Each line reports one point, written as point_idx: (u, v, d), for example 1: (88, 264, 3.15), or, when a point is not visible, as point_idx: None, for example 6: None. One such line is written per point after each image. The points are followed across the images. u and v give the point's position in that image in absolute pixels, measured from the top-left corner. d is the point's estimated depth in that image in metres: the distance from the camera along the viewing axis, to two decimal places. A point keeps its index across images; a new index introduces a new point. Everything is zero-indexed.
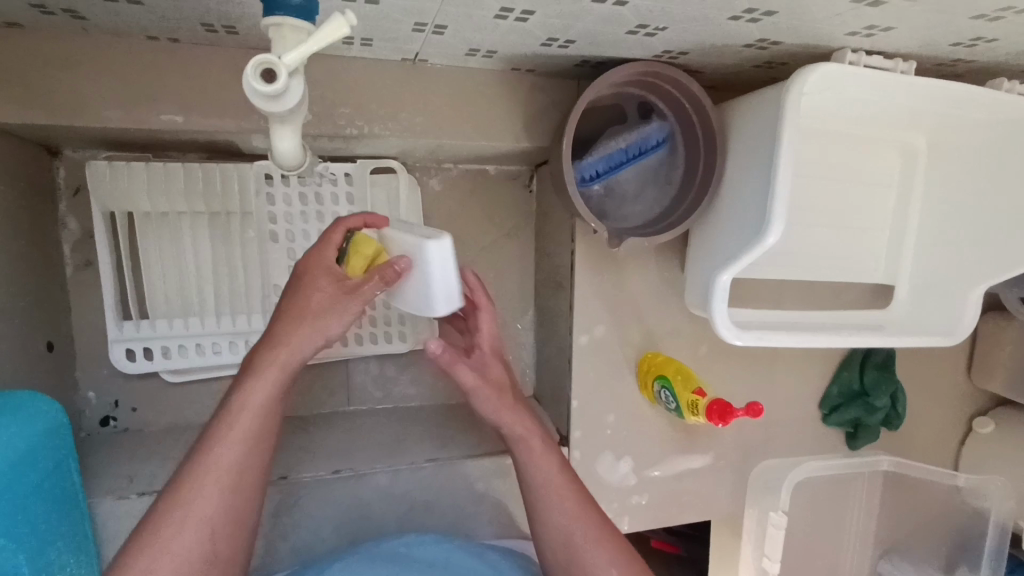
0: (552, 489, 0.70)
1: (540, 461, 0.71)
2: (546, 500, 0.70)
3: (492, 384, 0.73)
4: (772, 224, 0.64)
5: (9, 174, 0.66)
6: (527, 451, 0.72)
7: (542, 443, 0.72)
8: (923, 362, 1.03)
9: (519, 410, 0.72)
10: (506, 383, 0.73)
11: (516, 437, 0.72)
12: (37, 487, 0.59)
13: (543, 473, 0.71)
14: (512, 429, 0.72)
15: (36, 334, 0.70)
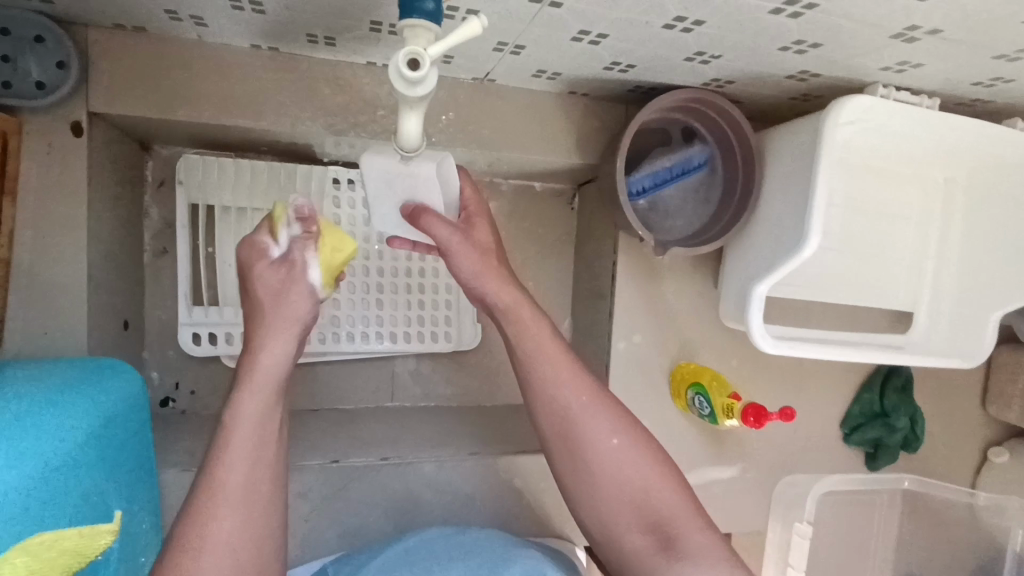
0: (614, 440, 0.68)
1: (584, 403, 0.68)
2: (609, 454, 0.67)
3: (530, 340, 0.69)
4: (810, 237, 0.69)
5: (112, 163, 0.73)
6: (575, 385, 0.69)
7: (590, 385, 0.69)
8: (940, 389, 1.07)
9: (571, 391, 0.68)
10: (552, 335, 0.70)
11: (555, 380, 0.69)
12: (123, 446, 0.63)
13: (600, 429, 0.68)
14: (553, 362, 0.69)
15: (118, 312, 0.76)
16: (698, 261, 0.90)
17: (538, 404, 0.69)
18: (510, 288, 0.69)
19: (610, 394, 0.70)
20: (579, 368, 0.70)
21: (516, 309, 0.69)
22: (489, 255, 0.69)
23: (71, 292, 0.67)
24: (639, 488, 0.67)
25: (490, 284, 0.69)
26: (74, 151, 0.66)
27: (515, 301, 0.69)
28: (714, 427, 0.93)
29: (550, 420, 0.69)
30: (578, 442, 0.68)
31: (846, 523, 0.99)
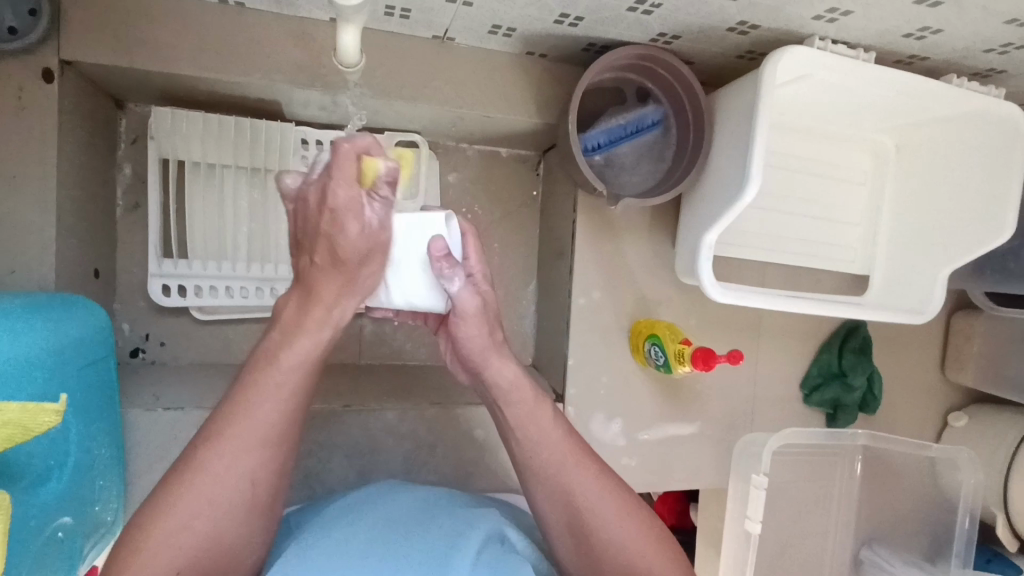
0: (615, 521, 0.66)
1: (590, 491, 0.66)
2: (611, 534, 0.66)
3: (533, 426, 0.68)
4: (750, 182, 0.73)
5: (85, 115, 0.76)
6: (581, 472, 0.67)
7: (597, 468, 0.68)
8: (901, 355, 1.09)
9: (553, 414, 0.68)
10: (558, 424, 0.68)
11: (562, 468, 0.67)
12: (97, 373, 0.66)
13: (602, 507, 0.66)
14: (560, 448, 0.67)
15: (89, 260, 0.79)
16: (656, 220, 0.93)
17: (541, 490, 0.67)
18: (514, 373, 0.67)
19: (612, 476, 0.69)
20: (585, 457, 0.68)
21: (518, 391, 0.68)
22: (495, 330, 0.67)
23: (39, 233, 0.70)
24: (633, 563, 0.65)
25: (492, 365, 0.67)
26: (45, 97, 0.69)
27: (516, 362, 0.68)
28: (674, 384, 0.95)
29: (554, 503, 0.67)
30: (580, 524, 0.66)
31: (806, 483, 1.00)
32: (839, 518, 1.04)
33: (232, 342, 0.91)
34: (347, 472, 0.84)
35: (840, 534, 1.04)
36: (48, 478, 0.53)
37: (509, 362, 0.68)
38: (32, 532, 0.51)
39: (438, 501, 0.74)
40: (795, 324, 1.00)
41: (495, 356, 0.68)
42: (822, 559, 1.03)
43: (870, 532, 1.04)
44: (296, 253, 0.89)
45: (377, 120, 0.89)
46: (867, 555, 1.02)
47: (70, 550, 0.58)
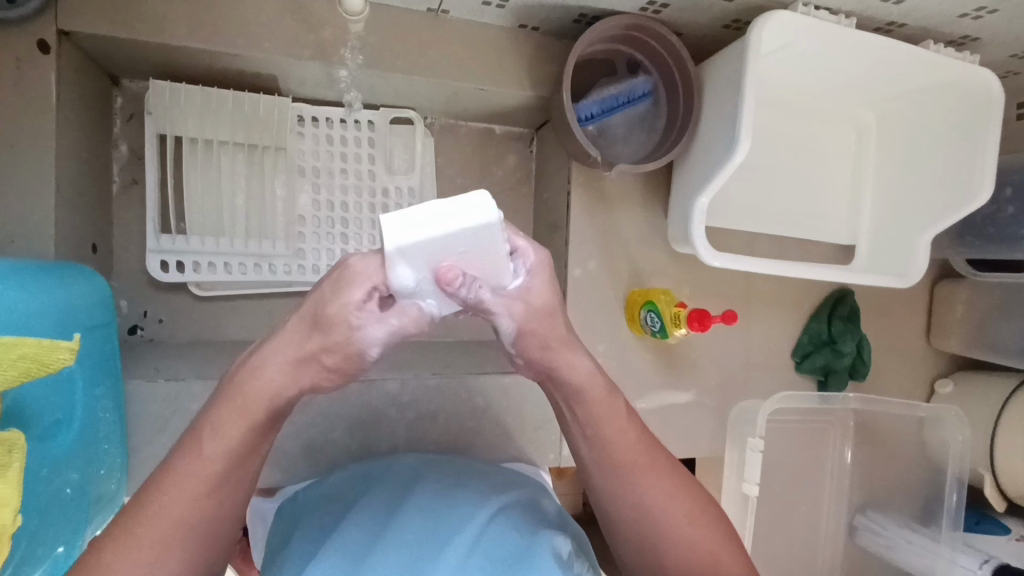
0: (684, 521, 0.64)
1: (656, 492, 0.64)
2: (670, 526, 0.64)
3: (604, 425, 0.64)
4: (738, 145, 0.76)
5: (82, 88, 0.77)
6: (650, 472, 0.65)
7: (667, 468, 0.66)
8: (890, 322, 1.11)
9: (621, 415, 0.65)
10: (628, 420, 0.65)
11: (630, 466, 0.65)
12: (103, 333, 0.66)
13: (674, 507, 0.64)
14: (631, 450, 0.65)
15: (88, 235, 0.79)
16: (648, 192, 0.95)
17: (608, 487, 0.65)
18: (589, 369, 0.62)
19: (678, 475, 0.66)
20: (656, 457, 0.66)
21: (590, 390, 0.63)
22: (558, 329, 0.58)
23: (37, 204, 0.70)
24: (696, 564, 0.63)
25: (566, 360, 0.60)
26: (42, 68, 0.69)
27: (591, 378, 0.62)
28: (669, 353, 0.97)
29: (621, 500, 0.65)
30: (648, 518, 0.64)
31: (799, 448, 1.02)
32: (834, 486, 1.05)
33: (232, 318, 0.91)
34: (349, 444, 0.85)
35: (835, 501, 1.05)
36: (58, 432, 0.54)
37: (578, 353, 0.61)
38: (44, 486, 0.52)
39: (459, 506, 0.68)
40: (785, 293, 1.03)
41: (570, 374, 0.61)
42: (819, 525, 1.04)
43: (864, 499, 1.06)
44: (293, 229, 0.90)
45: (372, 94, 0.90)
46: (861, 521, 1.04)
47: (80, 509, 0.58)
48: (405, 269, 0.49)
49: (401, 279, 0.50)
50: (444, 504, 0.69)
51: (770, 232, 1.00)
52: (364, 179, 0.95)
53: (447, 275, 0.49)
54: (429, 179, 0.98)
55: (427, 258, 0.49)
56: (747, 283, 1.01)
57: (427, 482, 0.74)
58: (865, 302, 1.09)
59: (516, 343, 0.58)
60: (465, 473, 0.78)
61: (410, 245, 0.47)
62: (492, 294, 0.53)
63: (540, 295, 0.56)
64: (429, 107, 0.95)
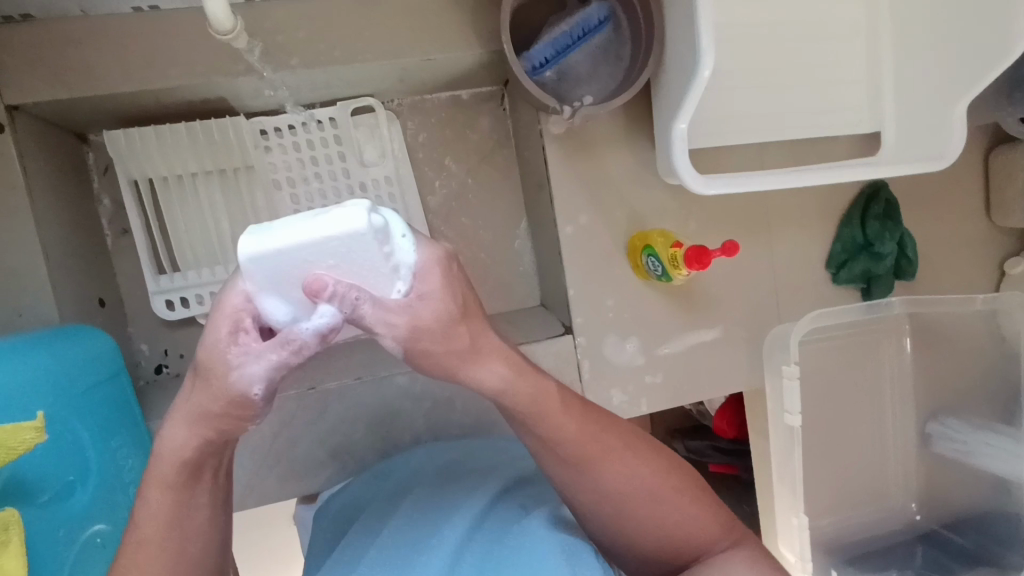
0: (655, 502, 0.60)
1: (616, 479, 0.59)
2: (637, 509, 0.60)
3: (541, 423, 0.56)
4: (702, 57, 0.69)
5: (49, 154, 0.79)
6: (611, 460, 0.58)
7: (623, 448, 0.59)
8: (940, 208, 0.99)
9: (559, 403, 0.56)
10: (574, 407, 0.57)
11: (583, 460, 0.58)
12: (111, 385, 0.69)
13: (649, 496, 0.60)
14: (582, 443, 0.57)
15: (92, 291, 0.83)
16: (630, 127, 0.87)
17: (570, 483, 0.59)
18: (501, 374, 0.53)
19: (639, 448, 0.60)
20: (614, 441, 0.59)
21: (513, 388, 0.54)
22: (455, 340, 0.50)
23: (32, 276, 0.73)
24: (669, 534, 0.61)
25: (473, 368, 0.52)
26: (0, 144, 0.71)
27: (507, 380, 0.53)
28: (686, 292, 0.91)
29: (581, 494, 0.59)
30: (616, 508, 0.60)
31: (847, 365, 0.95)
32: (897, 397, 0.97)
33: None
34: (374, 442, 0.87)
35: (901, 413, 0.97)
36: (73, 491, 0.61)
37: (484, 363, 0.52)
38: (61, 543, 0.59)
39: (470, 502, 0.67)
40: (806, 202, 0.94)
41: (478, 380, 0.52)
42: (885, 440, 0.98)
43: (935, 405, 0.96)
44: None
45: (324, 90, 0.88)
46: (935, 428, 0.95)
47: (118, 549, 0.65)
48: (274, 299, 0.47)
49: (274, 309, 0.47)
50: (450, 502, 0.68)
51: (776, 140, 0.90)
52: (339, 178, 0.93)
53: (313, 286, 0.45)
54: (404, 164, 0.95)
55: (290, 278, 0.46)
56: (760, 200, 0.92)
57: (429, 479, 0.73)
58: (904, 192, 0.97)
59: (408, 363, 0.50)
60: (454, 462, 0.75)
61: (267, 269, 0.45)
62: (375, 308, 0.46)
63: (430, 312, 0.48)
64: (386, 89, 0.91)
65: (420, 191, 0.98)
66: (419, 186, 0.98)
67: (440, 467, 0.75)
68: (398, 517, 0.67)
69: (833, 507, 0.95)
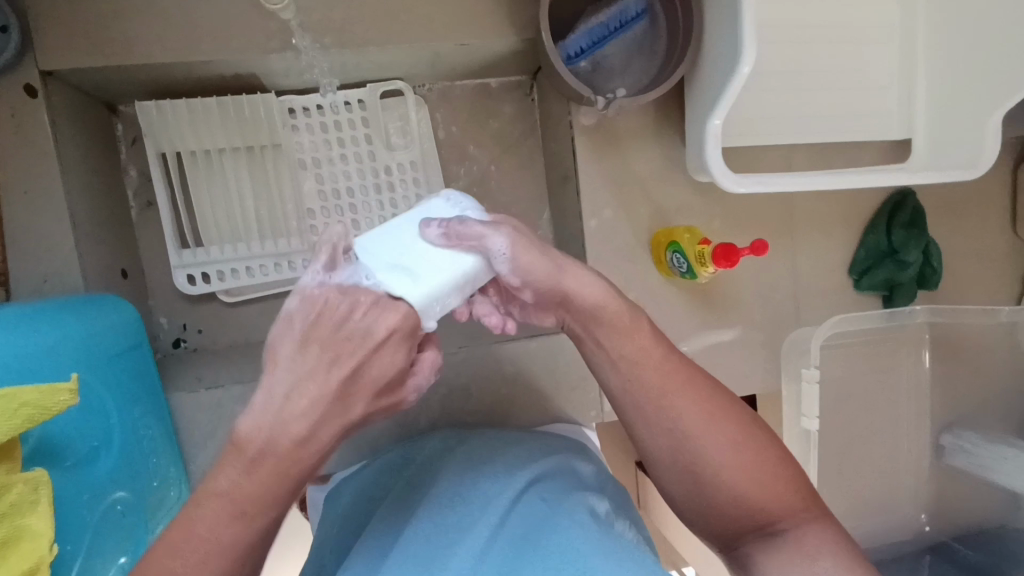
0: (727, 453, 0.59)
1: (697, 418, 0.59)
2: (716, 458, 0.59)
3: (635, 345, 0.59)
4: (743, 53, 0.68)
5: (80, 122, 0.79)
6: (682, 403, 0.59)
7: (705, 391, 0.60)
8: (965, 220, 0.98)
9: (648, 331, 0.60)
10: (656, 344, 0.60)
11: (661, 393, 0.59)
12: (133, 354, 0.70)
13: (722, 447, 0.59)
14: (659, 376, 0.59)
15: (116, 262, 0.83)
16: (659, 122, 0.87)
17: (642, 426, 0.60)
18: (598, 286, 0.58)
19: (719, 398, 0.61)
20: (693, 379, 0.60)
21: (603, 314, 0.58)
22: (553, 252, 0.57)
23: (59, 244, 0.73)
24: (747, 491, 0.59)
25: (573, 280, 0.57)
26: (33, 111, 0.71)
27: (600, 302, 0.58)
28: (706, 291, 0.91)
29: (658, 439, 0.60)
30: (685, 460, 0.59)
31: (864, 371, 0.95)
32: (913, 407, 0.97)
33: (265, 318, 0.94)
34: (389, 425, 0.87)
35: (916, 423, 0.97)
36: (96, 459, 0.60)
37: (584, 271, 0.58)
38: (86, 510, 0.59)
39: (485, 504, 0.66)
40: (831, 207, 0.93)
41: (578, 300, 0.57)
42: (899, 450, 0.97)
43: (951, 416, 0.95)
44: (304, 223, 0.90)
45: (355, 72, 0.88)
46: (950, 440, 0.94)
47: (136, 519, 0.65)
48: (396, 268, 0.54)
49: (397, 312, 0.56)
50: (476, 487, 0.68)
51: (805, 143, 0.90)
52: (365, 161, 0.93)
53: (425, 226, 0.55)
54: (430, 150, 0.95)
55: (406, 241, 0.56)
56: (786, 203, 0.92)
57: (444, 474, 0.72)
58: (930, 202, 0.97)
59: (518, 268, 0.55)
60: (464, 450, 0.75)
61: (377, 252, 0.55)
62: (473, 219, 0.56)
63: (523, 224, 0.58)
64: (417, 74, 0.91)
65: (445, 178, 0.97)
66: (443, 173, 0.97)
67: (451, 458, 0.74)
68: (419, 517, 0.67)
69: (842, 513, 0.95)
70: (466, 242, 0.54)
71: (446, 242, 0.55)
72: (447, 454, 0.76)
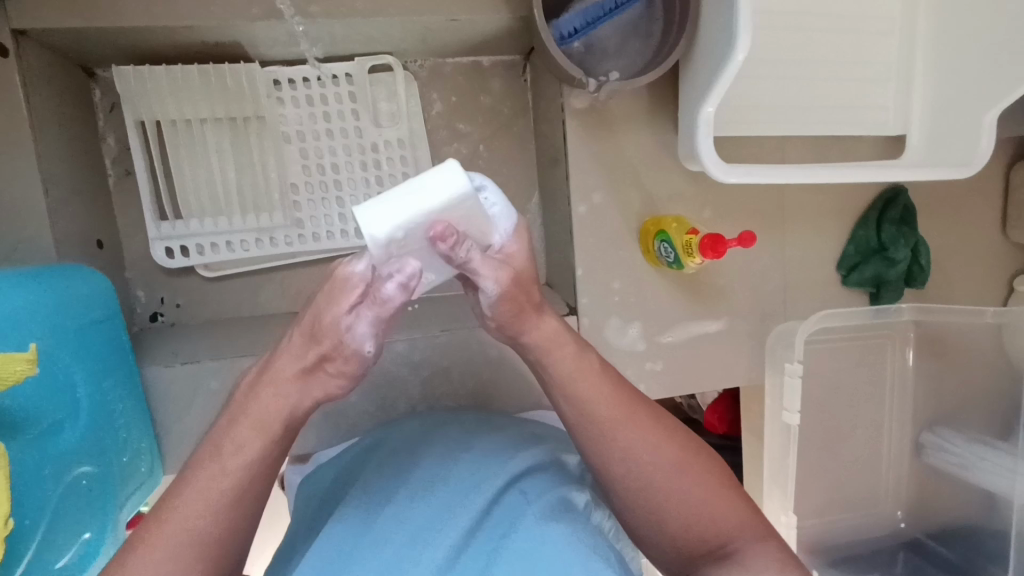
0: (672, 474, 0.59)
1: (643, 442, 0.59)
2: (660, 480, 0.59)
3: (579, 374, 0.59)
4: (738, 39, 0.67)
5: (54, 85, 0.76)
6: (630, 424, 0.59)
7: (650, 418, 0.60)
8: (956, 219, 0.98)
9: (598, 365, 0.60)
10: (607, 373, 0.60)
11: (611, 421, 0.58)
12: (103, 327, 0.68)
13: (668, 466, 0.59)
14: (611, 404, 0.59)
15: (91, 232, 0.81)
16: (653, 108, 0.85)
17: (594, 450, 0.59)
18: (553, 324, 0.58)
19: (662, 422, 0.61)
20: (634, 406, 0.60)
21: (558, 342, 0.58)
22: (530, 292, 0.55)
23: (30, 210, 0.71)
24: (693, 512, 0.58)
25: (534, 320, 0.56)
26: (4, 72, 0.69)
27: (555, 333, 0.58)
28: (693, 281, 0.90)
29: (611, 463, 0.59)
30: (636, 483, 0.59)
31: (847, 368, 0.95)
32: (894, 404, 0.97)
33: (246, 294, 0.92)
34: (368, 406, 0.86)
35: (896, 420, 0.97)
36: (62, 431, 0.59)
37: (550, 316, 0.58)
38: (49, 483, 0.57)
39: (445, 514, 0.63)
40: (823, 200, 0.92)
41: (536, 329, 0.57)
42: (878, 448, 0.97)
43: (932, 415, 0.96)
44: (287, 198, 0.88)
45: (343, 44, 0.85)
46: (929, 438, 0.95)
47: (101, 492, 0.64)
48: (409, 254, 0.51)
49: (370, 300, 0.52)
50: (458, 477, 0.67)
51: (799, 135, 0.88)
52: (351, 137, 0.90)
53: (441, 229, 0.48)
54: (418, 128, 0.93)
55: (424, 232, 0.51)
56: (777, 194, 0.91)
57: (392, 475, 0.69)
58: (922, 199, 0.96)
59: (493, 304, 0.54)
60: (415, 447, 0.72)
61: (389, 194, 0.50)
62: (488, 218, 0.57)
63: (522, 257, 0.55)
64: (407, 48, 0.89)
65: (433, 157, 0.95)
66: (431, 152, 0.95)
67: (404, 457, 0.71)
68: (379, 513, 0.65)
69: (819, 508, 0.96)
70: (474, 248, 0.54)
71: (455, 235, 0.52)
72: (397, 454, 0.73)
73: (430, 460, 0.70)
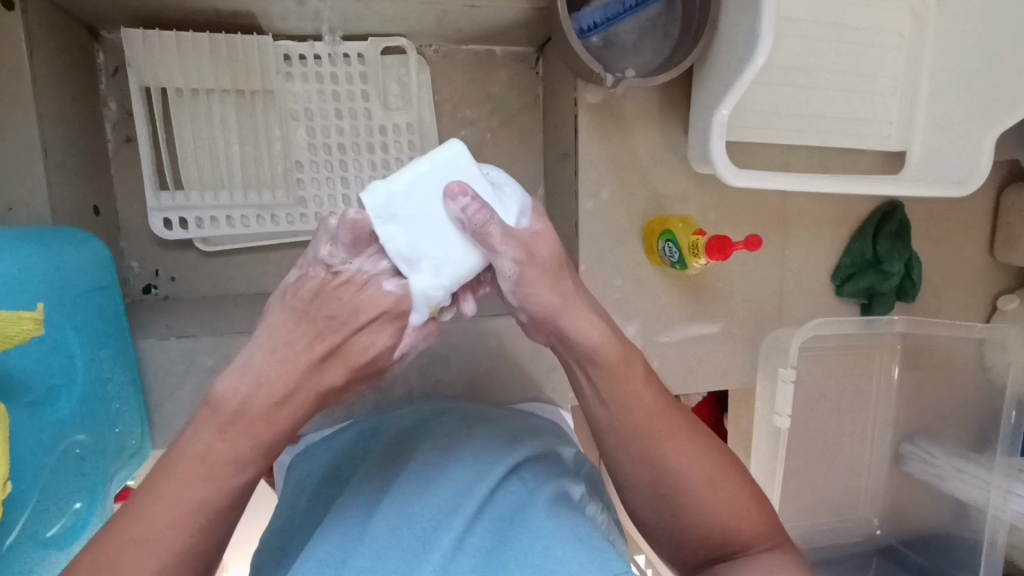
0: (705, 486, 0.59)
1: (681, 455, 0.59)
2: (691, 491, 0.59)
3: (619, 385, 0.58)
4: (759, 43, 0.67)
5: (59, 43, 0.74)
6: (663, 439, 0.59)
7: (685, 430, 0.60)
8: (947, 237, 1.00)
9: (632, 371, 0.58)
10: (649, 387, 0.59)
11: (650, 433, 0.59)
12: (99, 295, 0.66)
13: (701, 478, 0.59)
14: (649, 414, 0.59)
15: (88, 198, 0.79)
16: (664, 108, 0.86)
17: (626, 459, 0.60)
18: (596, 327, 0.55)
19: (697, 432, 0.61)
20: (673, 417, 0.60)
21: (598, 351, 0.56)
22: (563, 279, 0.54)
23: (28, 170, 0.69)
24: (720, 522, 0.59)
25: (572, 320, 0.54)
26: (8, 25, 0.66)
27: (600, 341, 0.56)
28: (693, 283, 0.91)
29: (642, 473, 0.59)
30: (666, 490, 0.59)
31: (836, 376, 0.97)
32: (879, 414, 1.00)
33: (243, 271, 0.91)
34: (363, 391, 0.85)
35: (879, 430, 0.99)
36: (56, 398, 0.58)
37: (588, 310, 0.55)
38: (43, 451, 0.56)
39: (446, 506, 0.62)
40: (822, 211, 0.94)
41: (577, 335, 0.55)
42: (861, 456, 1.00)
43: (913, 426, 0.98)
44: (291, 176, 0.87)
45: (358, 23, 0.84)
46: (909, 448, 0.97)
47: (91, 465, 0.63)
48: (398, 224, 0.50)
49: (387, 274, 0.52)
50: (460, 469, 0.66)
51: (805, 145, 0.90)
52: (359, 119, 0.89)
53: (456, 188, 0.50)
54: (428, 113, 0.92)
55: (420, 213, 0.51)
56: (779, 202, 0.92)
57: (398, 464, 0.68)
58: (916, 216, 0.98)
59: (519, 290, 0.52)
60: (415, 438, 0.71)
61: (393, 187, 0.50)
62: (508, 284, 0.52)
63: (547, 238, 0.53)
64: (421, 32, 0.88)
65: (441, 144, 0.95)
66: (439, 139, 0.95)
67: (403, 448, 0.70)
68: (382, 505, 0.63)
69: (801, 513, 0.98)
70: (483, 244, 0.50)
71: (466, 226, 0.50)
72: (395, 445, 0.71)
73: (431, 451, 0.69)
